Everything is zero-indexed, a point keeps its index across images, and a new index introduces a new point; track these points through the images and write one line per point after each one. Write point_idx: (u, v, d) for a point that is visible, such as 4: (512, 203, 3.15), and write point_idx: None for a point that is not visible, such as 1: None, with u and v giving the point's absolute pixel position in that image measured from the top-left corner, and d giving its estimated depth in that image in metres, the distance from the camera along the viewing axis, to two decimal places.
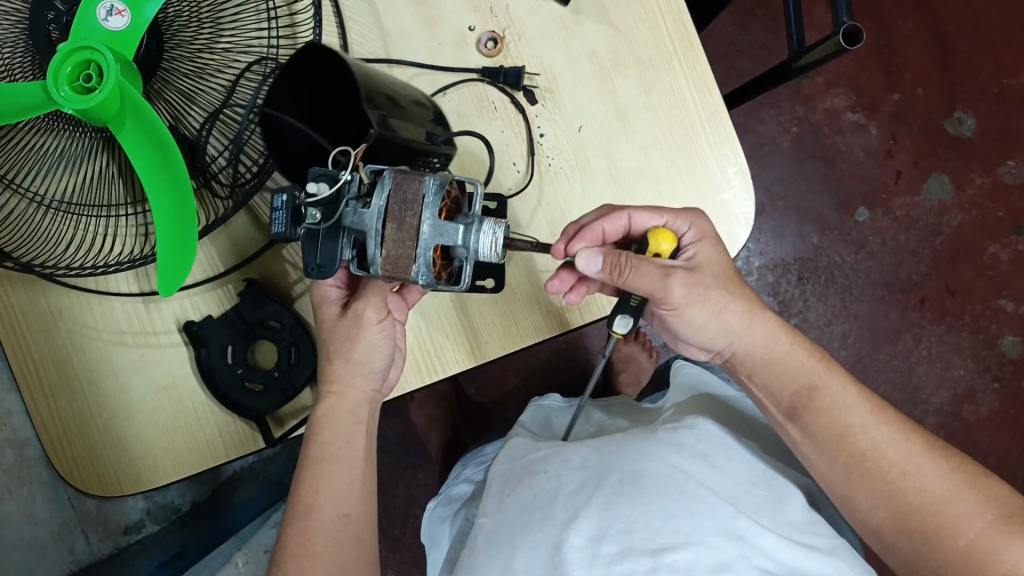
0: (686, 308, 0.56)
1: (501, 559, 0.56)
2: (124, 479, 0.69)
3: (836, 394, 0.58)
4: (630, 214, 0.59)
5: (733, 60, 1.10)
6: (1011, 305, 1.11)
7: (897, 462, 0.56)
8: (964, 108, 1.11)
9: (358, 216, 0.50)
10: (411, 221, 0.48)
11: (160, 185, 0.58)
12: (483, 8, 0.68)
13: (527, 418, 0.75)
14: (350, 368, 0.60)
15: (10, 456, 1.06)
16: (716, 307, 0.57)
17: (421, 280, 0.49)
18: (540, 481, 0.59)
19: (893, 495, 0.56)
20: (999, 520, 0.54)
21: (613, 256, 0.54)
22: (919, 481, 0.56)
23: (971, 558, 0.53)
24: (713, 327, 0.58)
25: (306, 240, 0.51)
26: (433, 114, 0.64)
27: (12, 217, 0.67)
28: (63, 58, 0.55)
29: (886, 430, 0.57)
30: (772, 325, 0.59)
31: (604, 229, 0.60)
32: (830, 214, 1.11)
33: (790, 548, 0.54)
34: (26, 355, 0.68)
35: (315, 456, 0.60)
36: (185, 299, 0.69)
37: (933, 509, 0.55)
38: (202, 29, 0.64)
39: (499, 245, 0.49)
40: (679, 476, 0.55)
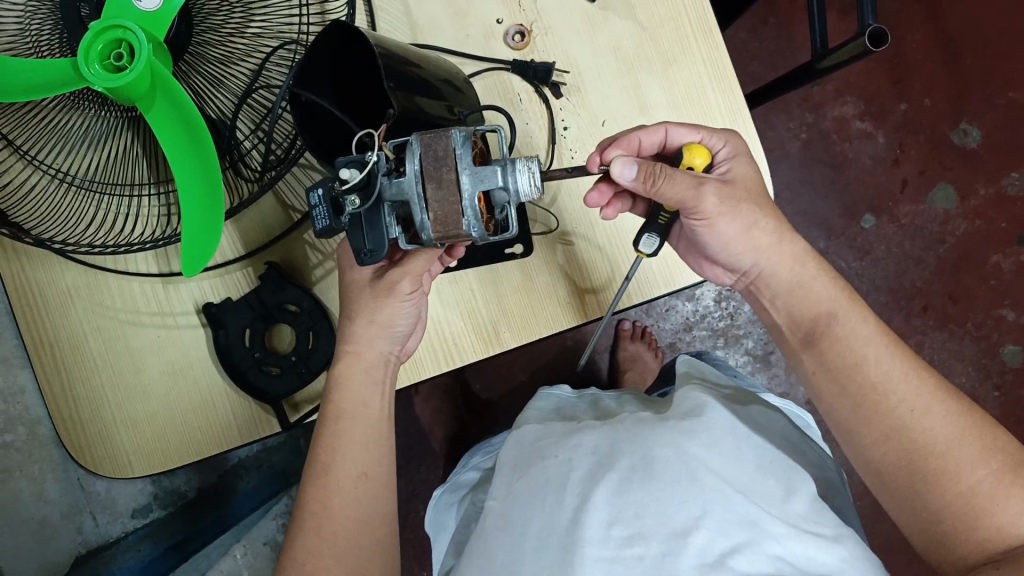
0: (718, 220, 0.57)
1: (509, 541, 0.56)
2: (134, 459, 0.68)
3: (857, 324, 0.56)
4: (666, 128, 0.60)
5: (746, 65, 1.12)
6: (1012, 314, 1.12)
7: (907, 400, 0.53)
8: (970, 119, 1.13)
9: (399, 186, 0.50)
10: (450, 177, 0.48)
11: (189, 168, 0.58)
12: (512, 1, 0.69)
13: (538, 402, 0.74)
14: (374, 330, 0.61)
15: (22, 432, 1.03)
16: (749, 224, 0.58)
17: (473, 232, 0.49)
18: (551, 466, 0.58)
19: (901, 432, 0.53)
20: (1002, 470, 0.51)
21: (648, 164, 0.55)
22: (926, 420, 0.53)
23: (971, 505, 0.50)
24: (741, 242, 0.58)
25: (351, 227, 0.52)
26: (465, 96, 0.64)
27: (32, 192, 0.66)
28: (96, 36, 0.54)
29: (903, 367, 0.54)
30: (800, 251, 0.59)
31: (640, 140, 0.61)
32: (837, 219, 1.12)
33: (801, 536, 0.52)
34: (40, 333, 0.67)
35: (333, 416, 0.61)
36: (204, 281, 0.69)
37: (935, 454, 0.52)
38: (233, 13, 0.64)
39: (537, 178, 0.50)
40: (691, 462, 0.54)
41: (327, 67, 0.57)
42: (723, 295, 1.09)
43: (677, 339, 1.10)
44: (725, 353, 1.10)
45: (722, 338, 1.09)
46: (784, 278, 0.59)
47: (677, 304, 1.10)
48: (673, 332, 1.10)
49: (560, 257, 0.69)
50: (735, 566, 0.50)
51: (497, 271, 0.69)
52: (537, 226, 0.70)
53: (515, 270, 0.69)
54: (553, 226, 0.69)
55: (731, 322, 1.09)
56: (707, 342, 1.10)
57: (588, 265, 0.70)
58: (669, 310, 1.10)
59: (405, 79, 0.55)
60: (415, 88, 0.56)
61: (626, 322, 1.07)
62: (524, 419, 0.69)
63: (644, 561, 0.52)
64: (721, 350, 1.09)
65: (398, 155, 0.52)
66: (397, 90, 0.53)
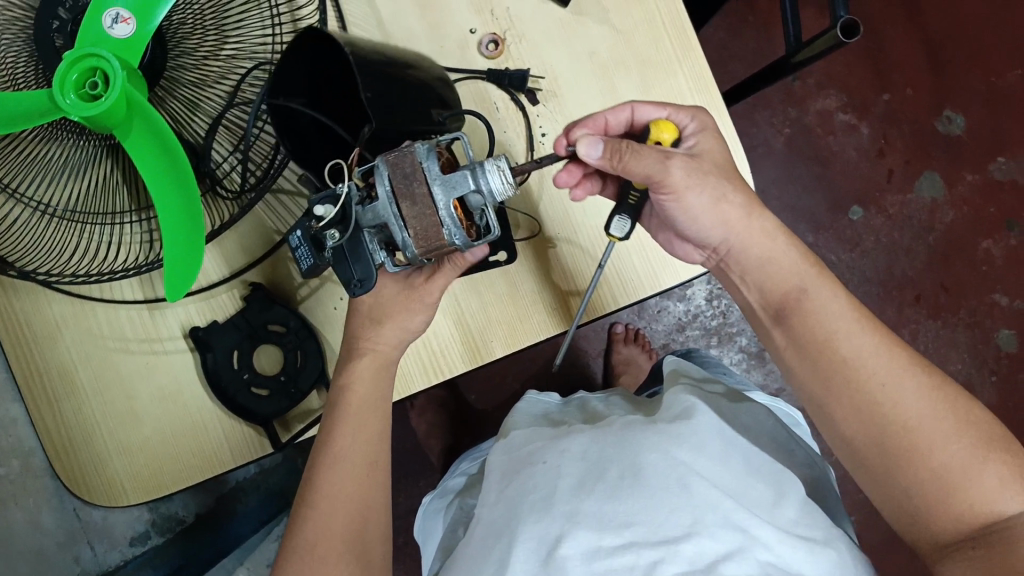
0: (686, 192, 0.56)
1: (498, 551, 0.56)
2: (127, 486, 0.68)
3: (827, 298, 0.55)
4: (633, 106, 0.61)
5: (726, 64, 1.12)
6: (1005, 299, 1.13)
7: (878, 374, 0.52)
8: (953, 107, 1.13)
9: (374, 211, 0.50)
10: (422, 192, 0.49)
11: (169, 193, 0.58)
12: (484, 11, 0.69)
13: (523, 406, 0.74)
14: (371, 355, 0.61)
15: (16, 465, 1.04)
16: (717, 198, 0.57)
17: (456, 241, 0.49)
18: (539, 473, 0.58)
19: (872, 409, 0.51)
20: (976, 444, 0.49)
21: (613, 141, 0.55)
22: (898, 395, 0.51)
23: (944, 481, 0.49)
24: (709, 216, 0.57)
25: (336, 262, 0.53)
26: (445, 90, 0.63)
27: (14, 225, 0.67)
28: (70, 65, 0.54)
29: (870, 338, 0.53)
30: (774, 231, 0.58)
31: (607, 119, 0.62)
32: (824, 213, 1.12)
33: (791, 540, 0.53)
34: (29, 364, 0.67)
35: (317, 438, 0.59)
36: (189, 305, 0.68)
37: (903, 429, 0.50)
38: (207, 36, 0.64)
39: (509, 175, 0.49)
40: (680, 468, 0.54)
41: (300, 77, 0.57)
42: (714, 293, 1.09)
43: (671, 340, 1.10)
44: (719, 352, 1.10)
45: (714, 338, 1.09)
46: (759, 251, 0.57)
47: (669, 305, 1.10)
48: (666, 333, 1.10)
49: (542, 263, 0.69)
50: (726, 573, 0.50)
51: (480, 277, 0.69)
52: (520, 231, 0.70)
53: (498, 274, 0.69)
54: (537, 230, 0.70)
55: (723, 321, 1.09)
56: (700, 342, 1.10)
57: (571, 266, 0.70)
58: (661, 312, 1.10)
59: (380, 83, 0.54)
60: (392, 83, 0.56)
61: (618, 327, 1.08)
62: (510, 425, 0.70)
63: (636, 571, 0.51)
64: (715, 349, 1.09)
65: (367, 182, 0.53)
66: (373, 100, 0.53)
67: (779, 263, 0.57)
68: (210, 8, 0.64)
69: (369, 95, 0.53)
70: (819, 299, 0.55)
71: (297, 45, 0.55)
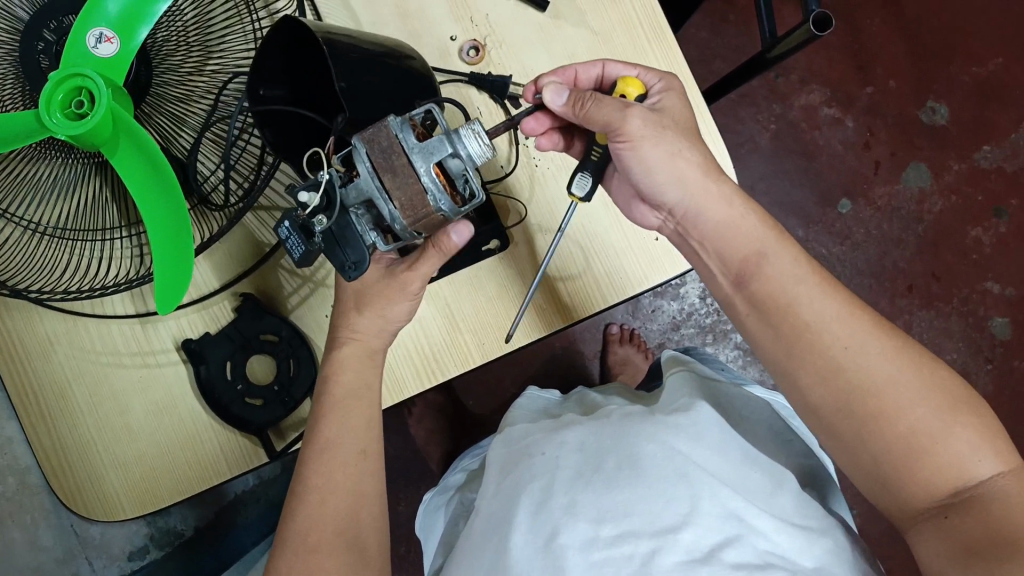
0: (642, 143, 0.56)
1: (495, 543, 0.56)
2: (124, 502, 0.68)
3: (786, 263, 0.55)
4: (604, 63, 0.63)
5: (709, 63, 1.12)
6: (997, 287, 1.13)
7: (841, 338, 0.52)
8: (936, 97, 1.14)
9: (357, 189, 0.51)
10: (402, 163, 0.49)
11: (157, 208, 0.58)
12: (464, 18, 0.71)
13: (522, 401, 0.74)
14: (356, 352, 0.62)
15: (13, 484, 1.03)
16: (672, 151, 0.57)
17: (441, 207, 0.50)
18: (538, 465, 0.58)
19: (833, 372, 0.52)
20: (942, 407, 0.50)
21: (577, 92, 0.58)
22: (863, 359, 0.51)
23: (911, 445, 0.49)
24: (666, 169, 0.57)
25: (327, 246, 0.54)
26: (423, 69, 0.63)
27: (4, 244, 0.67)
28: (56, 85, 0.55)
29: (837, 307, 0.53)
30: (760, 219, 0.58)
31: (577, 73, 0.64)
32: (813, 207, 1.13)
33: (787, 528, 0.53)
34: (24, 382, 0.68)
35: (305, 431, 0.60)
36: (182, 318, 0.69)
37: (871, 396, 0.51)
38: (191, 53, 0.65)
39: (485, 138, 0.49)
40: (677, 457, 0.54)
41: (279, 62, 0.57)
42: (707, 291, 1.10)
43: (666, 339, 1.10)
44: (715, 349, 1.10)
45: (709, 335, 1.10)
46: (721, 218, 0.57)
47: (662, 304, 1.11)
48: (661, 333, 1.10)
49: (526, 260, 0.70)
50: (726, 560, 0.50)
51: (470, 274, 0.69)
52: (512, 215, 0.70)
53: (486, 267, 0.69)
54: (524, 213, 0.70)
55: (718, 318, 1.10)
56: (695, 340, 1.10)
57: (561, 261, 0.70)
58: (655, 311, 1.10)
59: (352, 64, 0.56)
60: (369, 67, 0.57)
61: (614, 327, 1.08)
62: (507, 421, 0.70)
63: (633, 560, 0.51)
64: (710, 347, 1.09)
65: (347, 168, 0.54)
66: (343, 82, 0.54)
67: (756, 242, 0.56)
68: (193, 24, 0.65)
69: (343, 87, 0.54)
70: (793, 280, 0.55)
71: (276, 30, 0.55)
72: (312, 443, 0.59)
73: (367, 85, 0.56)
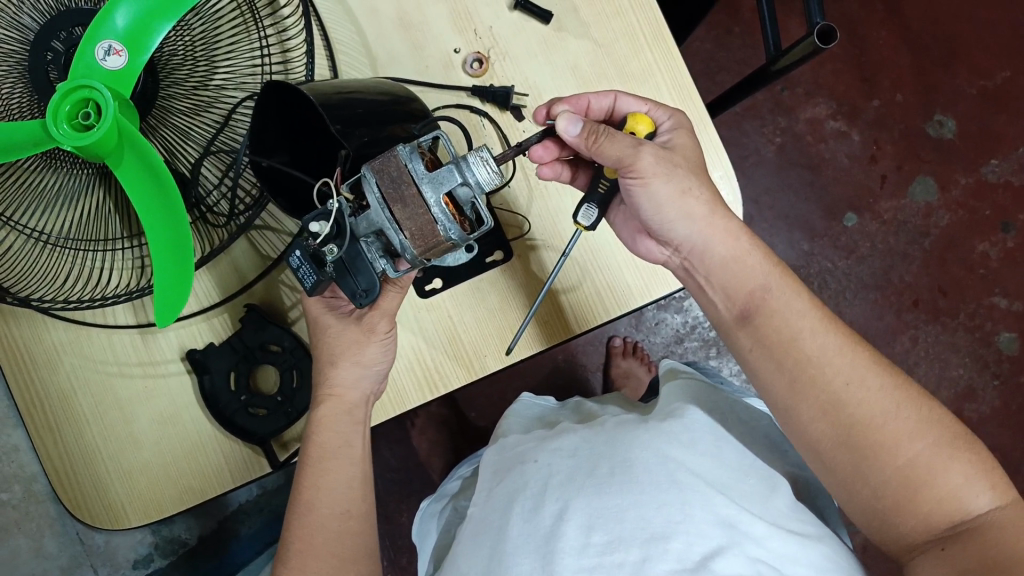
0: (654, 179, 0.56)
1: (488, 548, 0.56)
2: (129, 510, 0.69)
3: (791, 300, 0.56)
4: (617, 95, 0.63)
5: (714, 75, 1.13)
6: (1004, 302, 1.13)
7: (841, 372, 0.53)
8: (943, 111, 1.13)
9: (368, 220, 0.53)
10: (412, 193, 0.51)
11: (158, 220, 0.59)
12: (468, 31, 0.72)
13: (519, 410, 0.74)
14: (353, 372, 0.62)
15: (17, 491, 1.03)
16: (682, 187, 0.57)
17: (452, 236, 0.51)
18: (532, 471, 0.58)
19: (834, 406, 0.53)
20: (942, 441, 0.51)
21: (592, 124, 0.55)
22: (861, 393, 0.53)
23: (911, 478, 0.51)
24: (673, 206, 0.57)
25: (339, 275, 0.55)
26: (418, 106, 0.67)
27: (9, 253, 0.68)
28: (63, 97, 0.56)
29: (832, 337, 0.55)
30: (745, 244, 0.58)
31: (589, 102, 0.63)
32: (818, 220, 1.12)
33: (781, 535, 0.52)
34: (29, 391, 0.68)
35: (317, 456, 0.60)
36: (187, 328, 0.69)
37: (873, 428, 0.52)
38: (197, 67, 0.66)
39: (494, 165, 0.52)
40: (671, 463, 0.54)
41: (270, 132, 0.61)
42: None
43: (669, 352, 1.10)
44: (719, 362, 1.10)
45: (713, 348, 1.09)
46: (724, 251, 0.58)
47: (666, 317, 1.10)
48: (664, 345, 1.10)
49: (526, 272, 0.70)
50: (717, 569, 0.49)
51: (471, 283, 0.69)
52: (512, 231, 0.70)
53: (489, 278, 0.69)
54: (525, 228, 0.70)
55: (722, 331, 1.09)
56: (699, 353, 1.10)
57: (562, 274, 0.70)
58: (659, 323, 1.10)
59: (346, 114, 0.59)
60: (361, 117, 0.61)
61: (617, 339, 1.08)
62: (504, 430, 0.70)
63: (625, 567, 0.51)
64: (714, 360, 1.09)
65: (357, 196, 0.55)
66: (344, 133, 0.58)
67: (753, 270, 0.57)
68: (200, 38, 0.66)
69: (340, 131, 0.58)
70: (784, 299, 0.56)
71: (260, 105, 0.59)
72: (309, 452, 0.61)
73: (362, 128, 0.60)
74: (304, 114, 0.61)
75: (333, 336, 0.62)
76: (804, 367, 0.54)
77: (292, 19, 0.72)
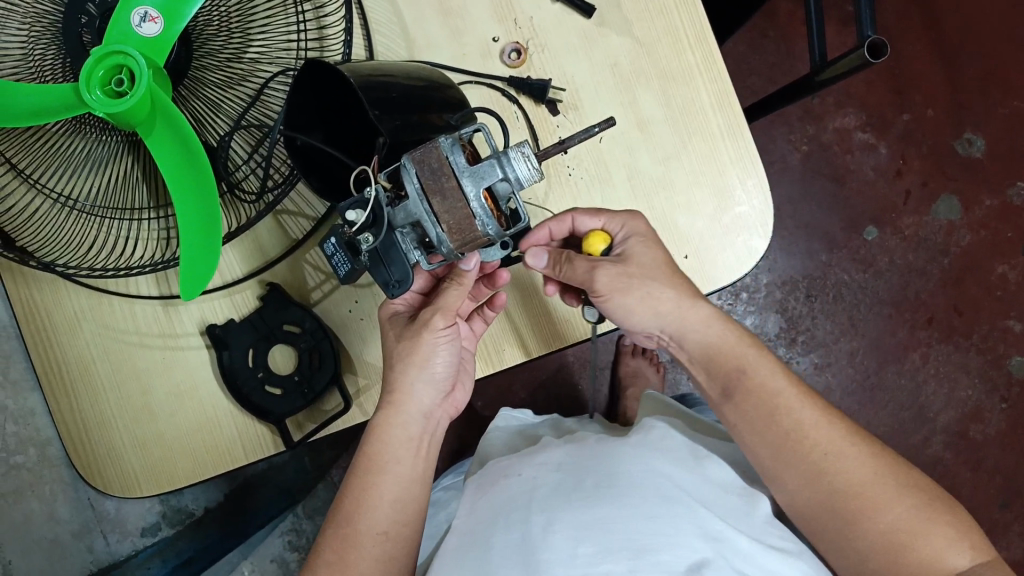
0: (611, 296, 0.60)
1: (470, 563, 0.52)
2: (142, 480, 0.69)
3: (761, 369, 0.58)
4: (573, 216, 0.62)
5: (745, 78, 1.12)
6: (1019, 325, 1.13)
7: (821, 444, 0.55)
8: (973, 129, 1.13)
9: (405, 211, 0.52)
10: (452, 186, 0.51)
11: (189, 194, 0.59)
12: (508, 19, 0.71)
13: (501, 423, 0.74)
14: (413, 373, 0.61)
15: (33, 454, 1.04)
16: (646, 296, 0.59)
17: (490, 231, 0.51)
18: (515, 484, 0.56)
19: (815, 475, 0.54)
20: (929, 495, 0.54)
21: (556, 255, 0.61)
22: (841, 464, 0.54)
23: (893, 540, 0.52)
24: (639, 310, 0.60)
25: (373, 264, 0.55)
26: (458, 96, 0.66)
27: (36, 216, 0.68)
28: (97, 62, 0.55)
29: (787, 383, 0.57)
30: (707, 312, 0.60)
31: (550, 231, 0.63)
32: (839, 232, 1.12)
33: (765, 552, 0.52)
34: (48, 355, 0.69)
35: (365, 469, 0.59)
36: (208, 302, 0.70)
37: (852, 494, 0.53)
38: (231, 37, 0.65)
39: (533, 161, 0.50)
40: (656, 479, 0.52)
41: (306, 109, 0.61)
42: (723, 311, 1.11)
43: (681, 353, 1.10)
44: None
45: None
46: (698, 337, 0.60)
47: None
48: None
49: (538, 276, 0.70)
50: None
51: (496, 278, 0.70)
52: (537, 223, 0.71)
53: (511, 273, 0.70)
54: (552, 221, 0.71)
55: None
56: None
57: None
58: None
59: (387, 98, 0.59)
60: (398, 101, 0.60)
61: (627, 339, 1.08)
62: (488, 451, 0.69)
63: None
64: None
65: (395, 185, 0.55)
66: (382, 118, 0.58)
67: (718, 336, 0.59)
68: (236, 10, 0.65)
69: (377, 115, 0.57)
70: (735, 348, 0.59)
71: (298, 79, 0.59)
72: (359, 462, 0.59)
73: (398, 113, 0.59)
74: (342, 94, 0.61)
75: (389, 323, 0.63)
76: (781, 410, 0.56)
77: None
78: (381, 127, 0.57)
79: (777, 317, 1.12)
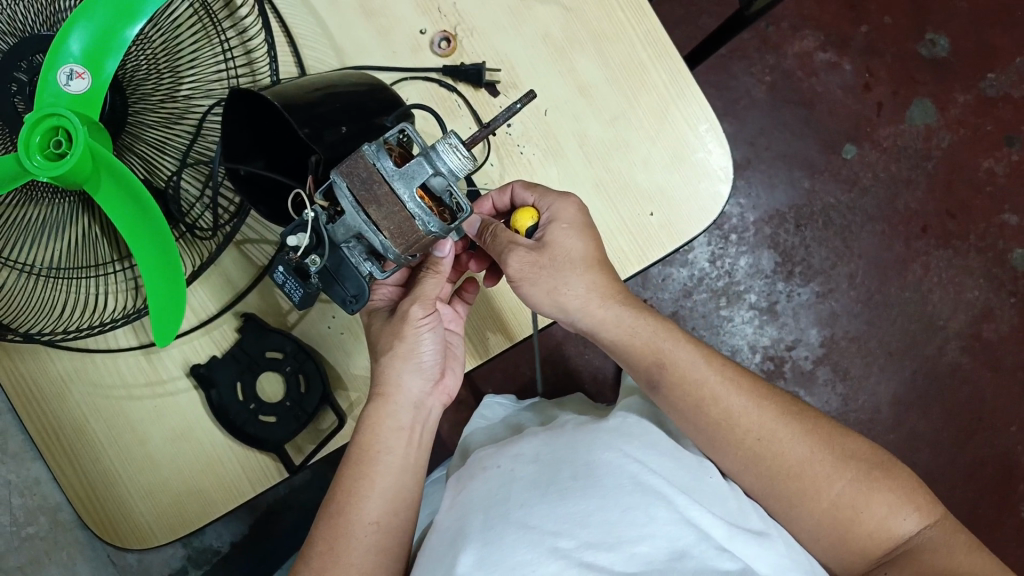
0: (521, 280, 0.59)
1: (445, 558, 0.52)
2: (156, 529, 0.70)
3: (689, 366, 0.59)
4: (511, 187, 0.63)
5: (696, 19, 1.11)
6: (1014, 219, 1.12)
7: (752, 429, 0.57)
8: (935, 29, 1.12)
9: (345, 225, 0.52)
10: (385, 192, 0.50)
11: (148, 241, 0.58)
12: (432, 9, 0.70)
13: (483, 412, 0.73)
14: (397, 366, 0.60)
15: (44, 522, 1.00)
16: (552, 288, 0.59)
17: (432, 229, 0.50)
18: (491, 477, 0.56)
19: (756, 461, 0.56)
20: (874, 467, 0.56)
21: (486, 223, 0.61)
22: (775, 446, 0.56)
23: (836, 516, 0.55)
24: (546, 302, 0.60)
25: (325, 284, 0.55)
26: (394, 98, 0.65)
27: (5, 291, 0.68)
28: (32, 128, 0.54)
29: (714, 375, 0.59)
30: (614, 312, 0.61)
31: (493, 201, 0.64)
32: (817, 156, 1.11)
33: (737, 534, 0.52)
34: (45, 423, 0.69)
35: (356, 458, 0.57)
36: (189, 343, 0.69)
37: (794, 474, 0.56)
38: (161, 79, 0.64)
39: (463, 151, 0.50)
40: (631, 465, 0.53)
41: (243, 136, 0.60)
42: (716, 255, 1.08)
43: (679, 306, 1.08)
44: (729, 311, 1.09)
45: (724, 298, 1.08)
46: (607, 333, 0.61)
47: (673, 271, 1.08)
48: (674, 301, 1.08)
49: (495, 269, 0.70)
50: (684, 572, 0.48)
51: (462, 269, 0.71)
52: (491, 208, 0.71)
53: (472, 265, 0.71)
54: None
55: (730, 280, 1.08)
56: (710, 305, 1.08)
57: None
58: (666, 279, 1.07)
59: (317, 112, 0.58)
60: (333, 114, 0.59)
61: None
62: (473, 443, 0.68)
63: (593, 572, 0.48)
64: (725, 310, 1.08)
65: (331, 202, 0.54)
66: (315, 135, 0.56)
67: (629, 334, 0.61)
68: (162, 50, 0.64)
69: (308, 132, 0.56)
70: (650, 344, 0.60)
71: (231, 110, 0.58)
72: (350, 455, 0.58)
73: (332, 127, 0.58)
74: (275, 116, 0.60)
75: (372, 320, 0.62)
76: (727, 393, 0.58)
77: (250, 17, 0.69)
78: (315, 145, 0.56)
79: (770, 252, 1.09)
